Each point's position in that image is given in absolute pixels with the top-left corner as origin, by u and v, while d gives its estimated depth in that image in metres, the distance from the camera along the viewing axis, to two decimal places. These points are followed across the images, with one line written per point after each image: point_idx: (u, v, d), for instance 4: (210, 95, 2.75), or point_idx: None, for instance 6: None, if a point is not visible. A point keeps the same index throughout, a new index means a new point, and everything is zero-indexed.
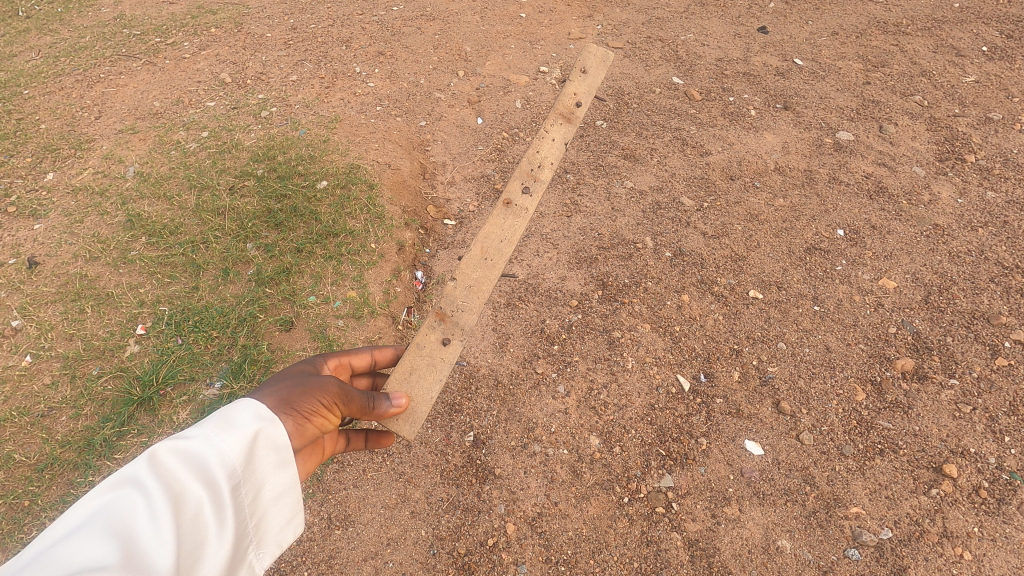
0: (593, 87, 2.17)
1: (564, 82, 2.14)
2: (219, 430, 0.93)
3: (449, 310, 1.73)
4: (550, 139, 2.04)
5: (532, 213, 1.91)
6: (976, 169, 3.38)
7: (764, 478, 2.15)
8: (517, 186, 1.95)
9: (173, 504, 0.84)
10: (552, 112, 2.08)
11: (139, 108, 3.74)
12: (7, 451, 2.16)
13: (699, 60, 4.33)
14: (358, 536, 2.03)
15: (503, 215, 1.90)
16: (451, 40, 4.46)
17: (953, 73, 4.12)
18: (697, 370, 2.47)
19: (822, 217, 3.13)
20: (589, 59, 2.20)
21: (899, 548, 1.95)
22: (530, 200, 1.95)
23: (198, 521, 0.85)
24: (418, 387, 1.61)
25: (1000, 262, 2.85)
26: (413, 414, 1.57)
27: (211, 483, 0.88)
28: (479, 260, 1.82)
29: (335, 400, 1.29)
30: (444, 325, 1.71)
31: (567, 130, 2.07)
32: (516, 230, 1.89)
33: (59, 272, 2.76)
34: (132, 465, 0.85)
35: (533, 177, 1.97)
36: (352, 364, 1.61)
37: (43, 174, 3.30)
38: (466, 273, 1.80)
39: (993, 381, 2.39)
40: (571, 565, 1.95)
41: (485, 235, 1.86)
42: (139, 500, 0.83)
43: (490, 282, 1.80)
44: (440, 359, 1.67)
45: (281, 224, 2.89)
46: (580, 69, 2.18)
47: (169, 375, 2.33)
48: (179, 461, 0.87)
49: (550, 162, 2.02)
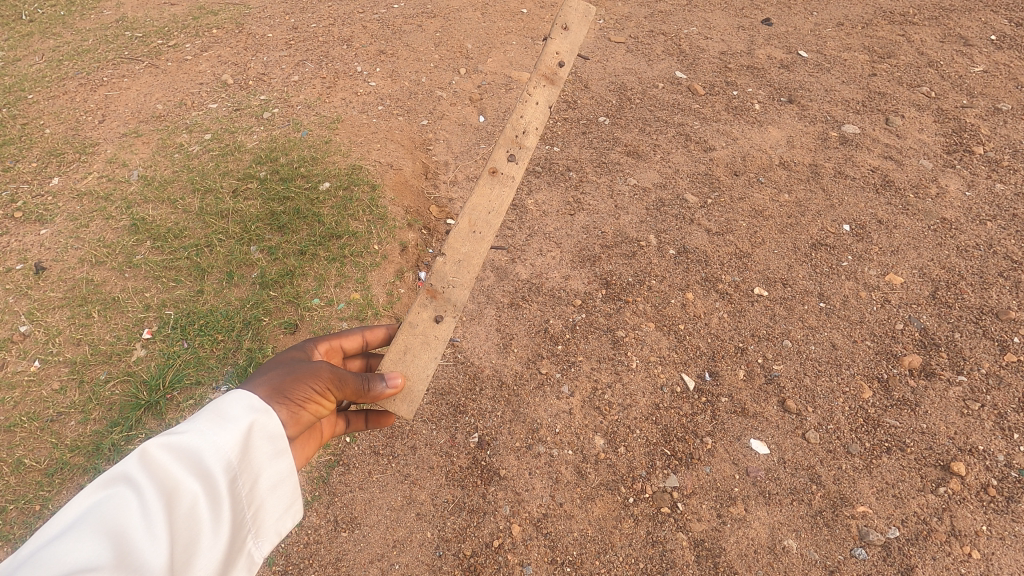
0: (575, 45, 2.02)
1: (545, 39, 1.97)
2: (212, 425, 0.92)
3: (440, 287, 1.70)
4: (534, 102, 1.91)
5: (519, 182, 1.85)
6: (985, 161, 3.34)
7: (771, 477, 2.14)
8: (503, 154, 1.85)
9: (167, 501, 0.84)
10: (536, 73, 1.93)
11: (142, 111, 3.75)
12: (18, 457, 2.19)
13: (703, 54, 4.29)
14: (365, 538, 2.04)
15: (490, 185, 1.82)
16: (452, 38, 4.44)
17: (961, 63, 4.06)
18: (701, 369, 2.46)
19: (828, 212, 3.10)
20: (570, 14, 2.04)
21: (907, 548, 1.94)
22: (516, 168, 1.87)
23: (193, 516, 0.86)
24: (414, 365, 1.61)
25: (1009, 256, 2.83)
26: (411, 393, 1.57)
27: (206, 478, 0.88)
28: (468, 234, 1.76)
29: (329, 385, 1.29)
30: (435, 303, 1.69)
31: (551, 92, 1.95)
32: (503, 201, 1.83)
33: (66, 276, 2.77)
34: (124, 463, 0.85)
35: (518, 143, 1.87)
36: (344, 346, 1.62)
37: (48, 179, 3.31)
38: (455, 247, 1.75)
39: (1001, 377, 2.36)
40: (577, 565, 1.96)
41: (473, 206, 1.79)
42: (132, 497, 0.83)
43: (480, 255, 1.76)
44: (434, 337, 1.66)
45: (284, 227, 2.90)
46: (562, 26, 2.01)
47: (175, 379, 2.34)
48: (171, 456, 0.87)
49: (535, 127, 1.91)
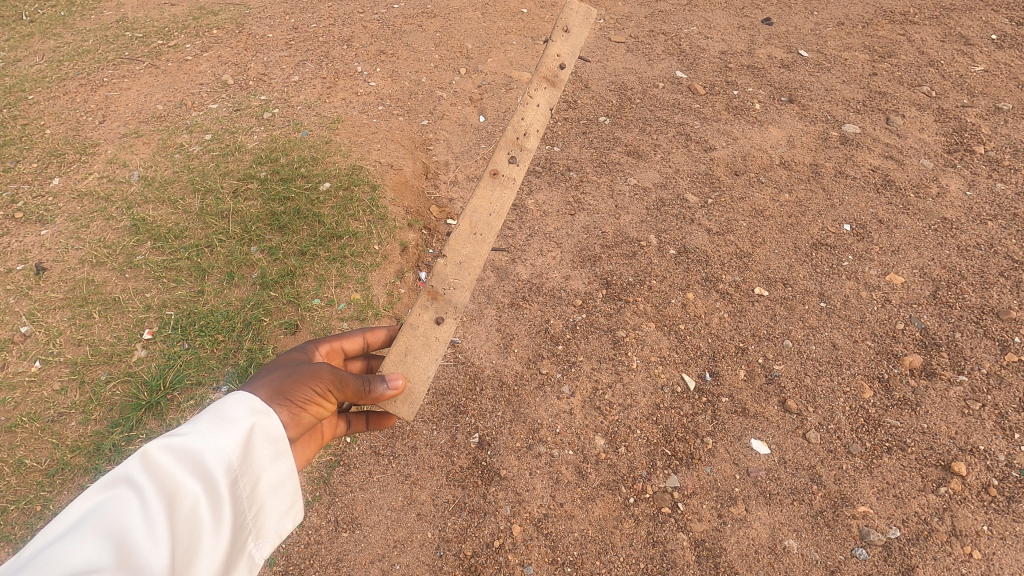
0: (576, 48, 2.02)
1: (546, 41, 1.97)
2: (213, 427, 0.92)
3: (441, 289, 1.70)
4: (535, 105, 1.91)
5: (520, 184, 1.84)
6: (985, 160, 3.34)
7: (771, 477, 2.14)
8: (504, 156, 1.85)
9: (168, 503, 0.84)
10: (537, 75, 1.93)
11: (142, 112, 3.76)
12: (19, 457, 2.19)
13: (703, 54, 4.29)
14: (365, 539, 2.04)
15: (491, 187, 1.82)
16: (453, 38, 4.44)
17: (961, 62, 4.06)
18: (702, 369, 2.46)
19: (828, 212, 3.10)
20: (572, 16, 2.03)
21: (907, 548, 1.94)
22: (517, 169, 1.87)
23: (193, 517, 0.86)
24: (414, 367, 1.61)
25: (1010, 256, 2.82)
26: (411, 395, 1.58)
27: (207, 480, 0.88)
28: (468, 236, 1.76)
29: (330, 387, 1.30)
30: (436, 304, 1.69)
31: (552, 95, 1.94)
32: (504, 202, 1.82)
33: (66, 277, 2.77)
34: (125, 464, 0.85)
35: (519, 145, 1.87)
36: (345, 348, 1.62)
37: (49, 179, 3.31)
38: (456, 249, 1.75)
39: (1002, 377, 2.36)
40: (578, 566, 1.96)
41: (473, 208, 1.79)
42: (133, 499, 0.83)
43: (481, 257, 1.76)
44: (435, 338, 1.66)
45: (284, 227, 2.90)
46: (563, 28, 2.00)
47: (176, 379, 2.34)
48: (173, 458, 0.87)
49: (536, 129, 1.91)
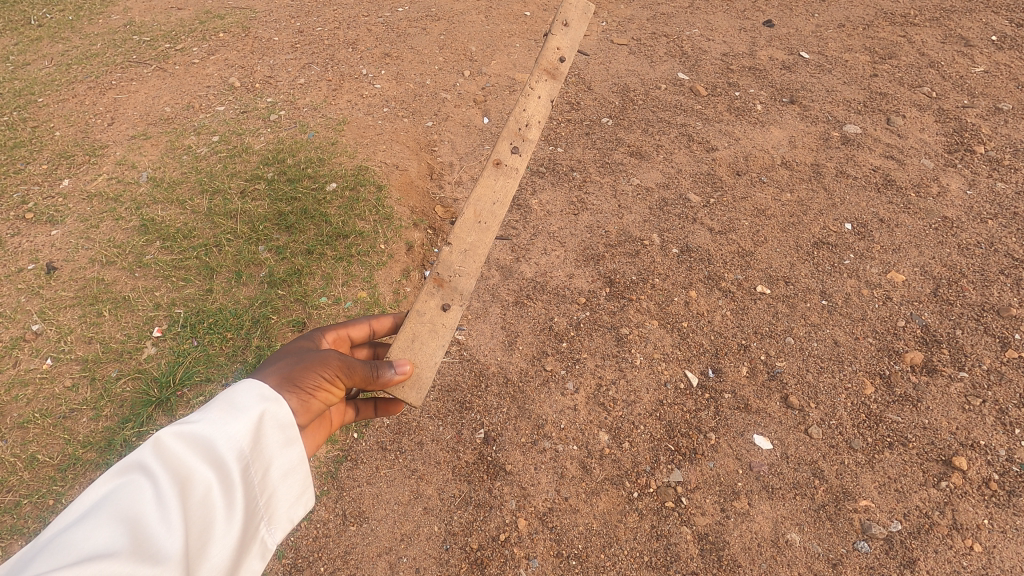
0: (575, 41, 2.04)
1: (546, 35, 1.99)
2: (222, 415, 0.94)
3: (446, 276, 1.72)
4: (536, 97, 1.94)
5: (522, 173, 1.87)
6: (985, 160, 3.36)
7: (773, 472, 2.16)
8: (506, 147, 1.88)
9: (181, 488, 0.86)
10: (537, 68, 1.95)
11: (151, 114, 3.80)
12: (31, 452, 2.22)
13: (704, 56, 4.33)
14: (373, 532, 2.06)
15: (493, 177, 1.84)
16: (456, 40, 4.48)
17: (962, 63, 4.09)
18: (705, 365, 2.48)
19: (830, 211, 3.13)
20: (570, 11, 2.05)
21: (909, 540, 1.96)
22: (519, 160, 1.90)
23: (206, 503, 0.88)
24: (422, 353, 1.62)
25: (1010, 254, 2.85)
26: (419, 380, 1.58)
27: (218, 466, 0.90)
28: (472, 225, 1.78)
29: (338, 373, 1.33)
30: (442, 291, 1.70)
31: (553, 87, 1.97)
32: (507, 191, 1.85)
33: (77, 275, 2.81)
34: (138, 452, 0.87)
35: (521, 136, 1.90)
36: (351, 335, 1.65)
37: (58, 181, 3.35)
38: (461, 237, 1.77)
39: (1003, 373, 2.38)
40: (582, 559, 1.98)
41: (477, 197, 1.81)
42: (147, 485, 0.85)
43: (485, 245, 1.79)
44: (441, 325, 1.67)
45: (291, 226, 2.94)
46: (562, 22, 2.03)
47: (185, 377, 2.38)
48: (184, 446, 0.89)
49: (537, 120, 1.94)
